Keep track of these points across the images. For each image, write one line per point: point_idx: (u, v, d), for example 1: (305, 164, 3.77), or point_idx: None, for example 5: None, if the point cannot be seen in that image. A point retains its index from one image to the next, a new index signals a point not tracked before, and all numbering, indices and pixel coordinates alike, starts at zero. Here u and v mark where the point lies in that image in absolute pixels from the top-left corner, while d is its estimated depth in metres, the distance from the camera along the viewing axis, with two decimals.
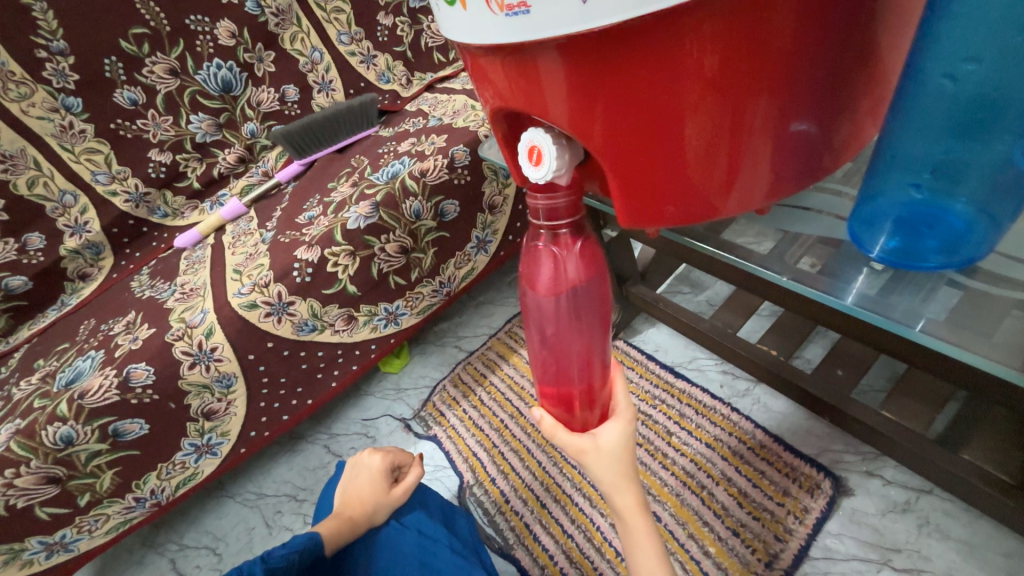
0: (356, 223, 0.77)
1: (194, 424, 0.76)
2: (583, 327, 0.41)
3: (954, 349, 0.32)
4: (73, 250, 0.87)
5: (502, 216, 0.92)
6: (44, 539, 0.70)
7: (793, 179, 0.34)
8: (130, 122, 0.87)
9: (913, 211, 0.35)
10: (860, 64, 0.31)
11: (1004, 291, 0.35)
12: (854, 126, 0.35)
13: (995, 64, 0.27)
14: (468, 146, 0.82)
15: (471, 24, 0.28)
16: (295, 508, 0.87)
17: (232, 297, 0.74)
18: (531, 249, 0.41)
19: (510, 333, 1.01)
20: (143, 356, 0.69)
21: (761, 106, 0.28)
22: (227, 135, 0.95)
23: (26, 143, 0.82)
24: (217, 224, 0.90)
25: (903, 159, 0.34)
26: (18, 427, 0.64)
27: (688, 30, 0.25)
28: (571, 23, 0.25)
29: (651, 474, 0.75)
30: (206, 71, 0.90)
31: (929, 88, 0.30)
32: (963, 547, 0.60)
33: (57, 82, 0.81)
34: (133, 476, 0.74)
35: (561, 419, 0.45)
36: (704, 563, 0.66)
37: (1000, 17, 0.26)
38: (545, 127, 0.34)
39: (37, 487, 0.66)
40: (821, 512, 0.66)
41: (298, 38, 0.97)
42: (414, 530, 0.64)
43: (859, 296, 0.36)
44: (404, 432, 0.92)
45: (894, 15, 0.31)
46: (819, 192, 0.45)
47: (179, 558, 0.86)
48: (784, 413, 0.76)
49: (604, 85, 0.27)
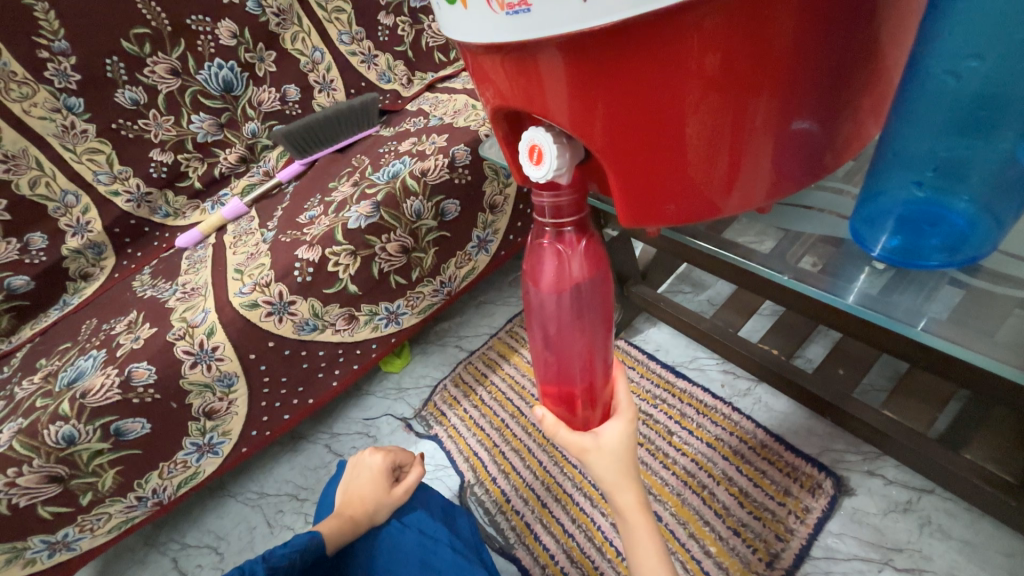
0: (356, 223, 0.77)
1: (196, 424, 0.76)
2: (585, 326, 0.41)
3: (957, 348, 0.32)
4: (75, 250, 0.88)
5: (502, 216, 0.92)
6: (46, 538, 0.70)
7: (794, 178, 0.34)
8: (132, 122, 0.87)
9: (915, 209, 0.35)
10: (862, 63, 0.31)
11: (1006, 290, 0.35)
12: (856, 124, 0.35)
13: (998, 63, 0.27)
14: (468, 146, 0.82)
15: (472, 24, 0.28)
16: (297, 507, 0.87)
17: (233, 297, 0.74)
18: (535, 246, 0.41)
19: (510, 333, 1.01)
20: (145, 356, 0.69)
21: (763, 104, 0.28)
22: (228, 135, 0.95)
23: (29, 143, 0.82)
24: (218, 224, 0.90)
25: (905, 157, 0.34)
26: (20, 427, 0.64)
27: (688, 28, 0.25)
28: (573, 21, 0.24)
29: (652, 474, 0.75)
30: (207, 71, 0.91)
31: (931, 85, 0.30)
32: (965, 547, 0.60)
33: (59, 82, 0.81)
34: (135, 476, 0.74)
35: (562, 417, 0.45)
36: (705, 563, 0.66)
37: (1001, 14, 0.26)
38: (545, 126, 0.34)
39: (40, 487, 0.66)
40: (822, 512, 0.65)
41: (299, 38, 0.97)
42: (414, 529, 0.64)
43: (861, 295, 0.36)
44: (405, 432, 0.92)
45: (896, 13, 0.31)
46: (820, 192, 0.45)
47: (180, 557, 0.86)
48: (784, 412, 0.76)
49: (606, 85, 0.27)
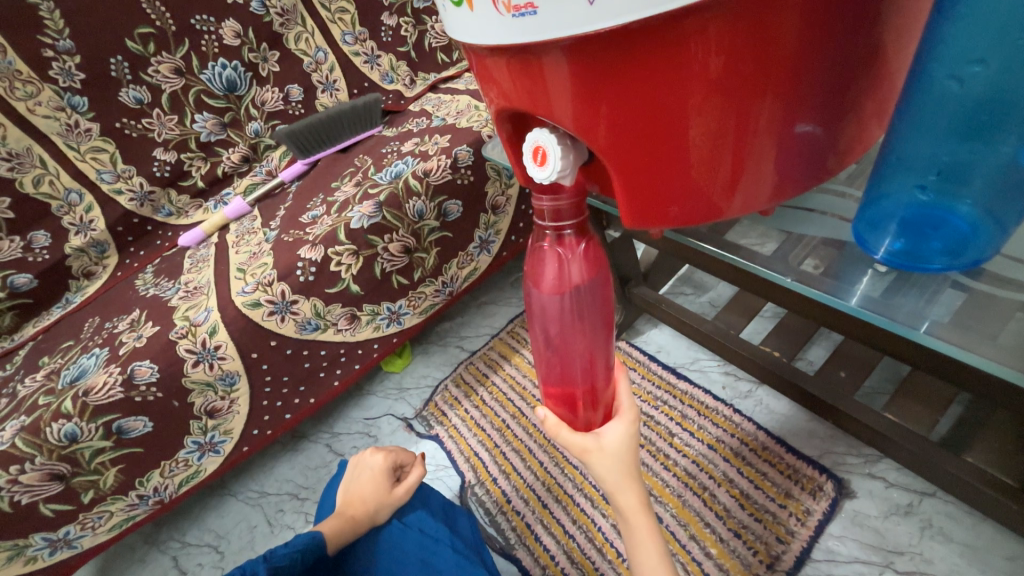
0: (359, 222, 0.77)
1: (197, 422, 0.76)
2: (586, 327, 0.41)
3: (960, 351, 0.33)
4: (78, 248, 0.88)
5: (505, 216, 0.92)
6: (48, 535, 0.70)
7: (798, 180, 0.34)
8: (136, 122, 0.88)
9: (919, 212, 0.35)
10: (864, 68, 0.31)
11: (1010, 293, 0.35)
12: (858, 128, 0.35)
13: (1001, 68, 0.27)
14: (472, 146, 0.82)
15: (478, 25, 0.28)
16: (297, 506, 0.87)
17: (237, 295, 0.74)
18: (535, 249, 0.41)
19: (512, 333, 1.01)
20: (147, 355, 0.69)
21: (766, 107, 0.28)
22: (232, 134, 0.96)
23: (33, 142, 0.82)
24: (221, 223, 0.91)
25: (907, 161, 0.34)
26: (23, 424, 0.64)
27: (691, 31, 0.25)
28: (579, 24, 0.25)
29: (653, 475, 0.75)
30: (211, 71, 0.91)
31: (935, 90, 0.30)
32: (967, 550, 0.59)
33: (63, 81, 0.82)
34: (137, 474, 0.74)
35: (564, 418, 0.45)
36: (705, 564, 0.66)
37: (1006, 19, 0.26)
38: (550, 127, 0.34)
39: (42, 484, 0.66)
40: (823, 514, 0.65)
41: (303, 38, 0.98)
42: (415, 529, 0.64)
43: (865, 298, 0.36)
44: (406, 432, 0.93)
45: (901, 16, 0.31)
46: (822, 193, 0.45)
47: (181, 555, 0.86)
48: (786, 414, 0.76)
49: (609, 86, 0.27)
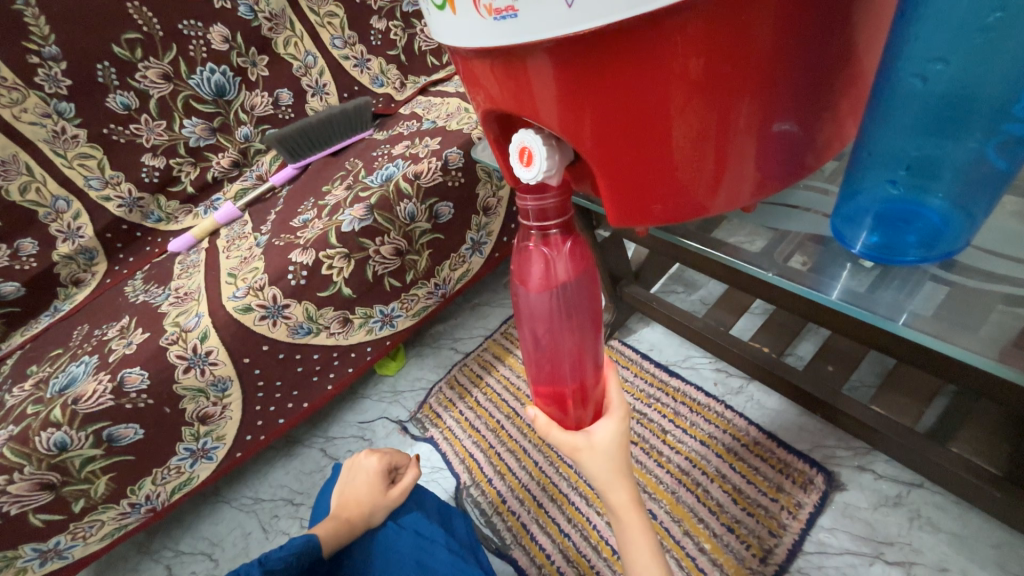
0: (350, 225, 0.77)
1: (189, 428, 0.76)
2: (575, 325, 0.41)
3: (938, 342, 0.33)
4: (67, 255, 0.88)
5: (497, 217, 0.93)
6: (38, 546, 0.70)
7: (779, 177, 0.35)
8: (124, 127, 0.87)
9: (891, 207, 0.35)
10: (839, 67, 0.32)
11: (991, 285, 0.35)
12: (835, 126, 0.36)
13: (962, 66, 0.27)
14: (462, 148, 0.82)
15: (461, 28, 0.29)
16: (292, 511, 0.87)
17: (227, 300, 0.73)
18: (521, 249, 0.41)
19: (505, 334, 1.02)
20: (137, 361, 0.69)
21: (746, 106, 0.29)
22: (221, 139, 0.95)
23: (18, 149, 0.81)
24: (211, 228, 0.90)
25: (879, 156, 0.34)
26: (11, 434, 0.64)
27: (671, 34, 0.25)
28: (559, 26, 0.25)
29: (647, 472, 0.76)
30: (200, 76, 0.91)
31: (901, 88, 0.31)
32: (954, 539, 0.60)
33: (49, 87, 0.81)
34: (128, 482, 0.73)
35: (554, 417, 0.46)
36: (701, 560, 0.66)
37: (957, 22, 0.26)
38: (534, 128, 0.34)
39: (31, 494, 0.66)
40: (814, 506, 0.66)
41: (292, 43, 0.97)
42: (411, 530, 0.64)
43: (846, 292, 0.37)
44: (401, 434, 0.93)
45: (871, 17, 0.32)
46: (806, 191, 0.46)
47: (175, 563, 0.85)
48: (777, 409, 0.77)
49: (593, 88, 0.28)
